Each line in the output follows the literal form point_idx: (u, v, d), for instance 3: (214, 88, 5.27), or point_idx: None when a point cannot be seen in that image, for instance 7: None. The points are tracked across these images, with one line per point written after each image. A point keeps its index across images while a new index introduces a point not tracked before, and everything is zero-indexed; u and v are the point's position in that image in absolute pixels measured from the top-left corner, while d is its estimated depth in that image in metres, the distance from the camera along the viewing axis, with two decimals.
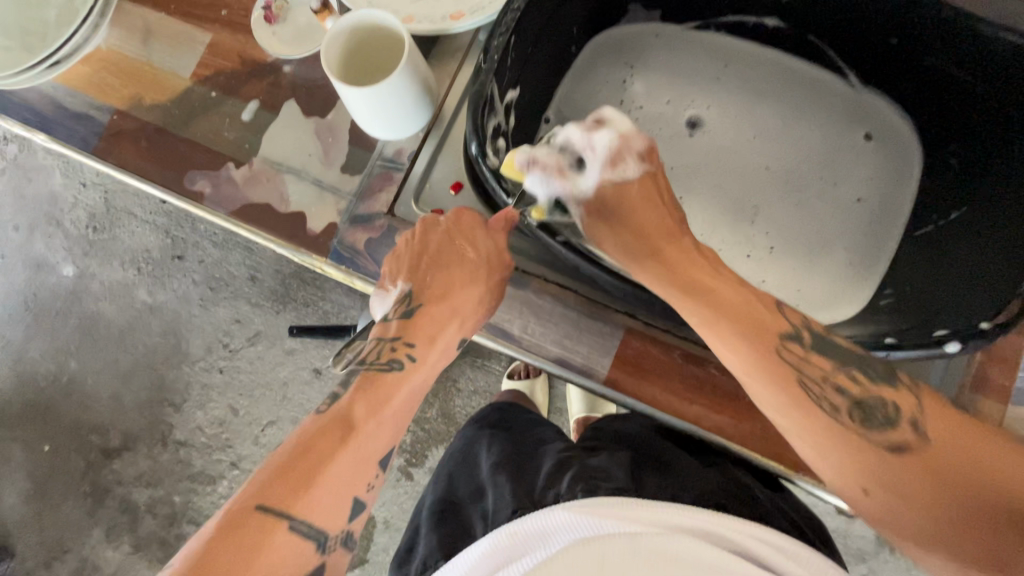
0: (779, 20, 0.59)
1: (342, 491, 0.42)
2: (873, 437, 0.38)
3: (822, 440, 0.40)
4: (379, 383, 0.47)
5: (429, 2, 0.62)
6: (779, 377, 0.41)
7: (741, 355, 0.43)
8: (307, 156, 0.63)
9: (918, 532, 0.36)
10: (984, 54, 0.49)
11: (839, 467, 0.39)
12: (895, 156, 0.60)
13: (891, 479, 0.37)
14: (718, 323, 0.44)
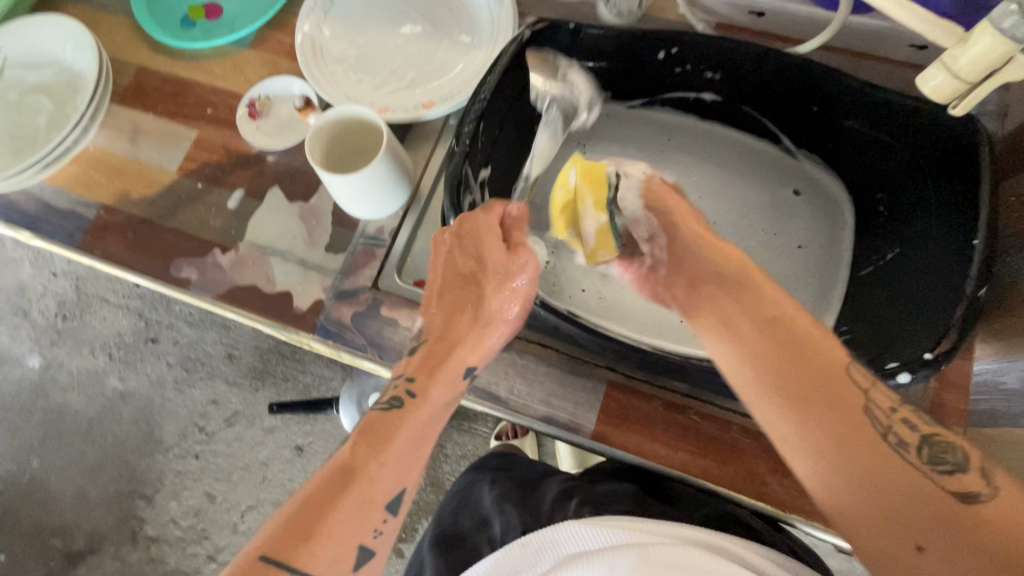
0: (715, 94, 0.67)
1: (352, 520, 0.42)
2: (935, 479, 0.36)
3: (873, 476, 0.37)
4: (381, 430, 0.47)
5: (403, 95, 0.69)
6: (829, 406, 0.39)
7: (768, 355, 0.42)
8: (292, 238, 0.66)
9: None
10: (893, 114, 0.57)
11: (873, 503, 0.37)
12: (823, 207, 0.66)
13: (942, 525, 0.35)
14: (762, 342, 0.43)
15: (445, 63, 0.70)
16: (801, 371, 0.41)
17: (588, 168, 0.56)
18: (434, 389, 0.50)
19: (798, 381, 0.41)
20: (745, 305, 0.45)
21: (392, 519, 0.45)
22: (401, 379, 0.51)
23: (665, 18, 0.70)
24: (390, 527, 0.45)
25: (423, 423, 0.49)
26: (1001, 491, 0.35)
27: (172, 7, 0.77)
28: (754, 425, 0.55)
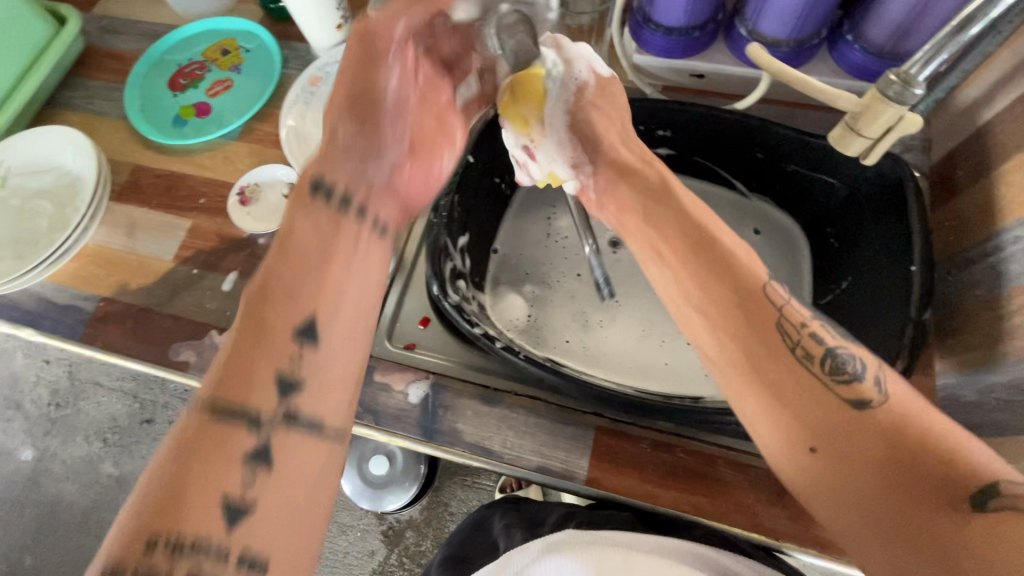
0: (669, 149, 0.73)
1: (292, 308, 0.39)
2: (837, 390, 0.41)
3: (782, 386, 0.43)
4: (228, 389, 0.36)
5: None
6: (755, 318, 0.44)
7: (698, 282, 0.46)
8: None
9: (855, 488, 0.40)
10: (828, 156, 0.62)
11: (786, 421, 0.42)
12: (781, 242, 0.71)
13: (840, 437, 0.40)
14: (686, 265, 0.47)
15: None
16: (720, 291, 0.45)
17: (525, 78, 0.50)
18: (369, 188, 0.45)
19: (731, 319, 0.45)
20: (674, 223, 0.48)
21: (311, 348, 0.39)
22: (339, 179, 0.43)
23: None
24: (325, 393, 0.39)
25: (366, 202, 0.44)
26: (889, 398, 0.40)
27: (165, 109, 0.83)
28: (738, 457, 0.57)
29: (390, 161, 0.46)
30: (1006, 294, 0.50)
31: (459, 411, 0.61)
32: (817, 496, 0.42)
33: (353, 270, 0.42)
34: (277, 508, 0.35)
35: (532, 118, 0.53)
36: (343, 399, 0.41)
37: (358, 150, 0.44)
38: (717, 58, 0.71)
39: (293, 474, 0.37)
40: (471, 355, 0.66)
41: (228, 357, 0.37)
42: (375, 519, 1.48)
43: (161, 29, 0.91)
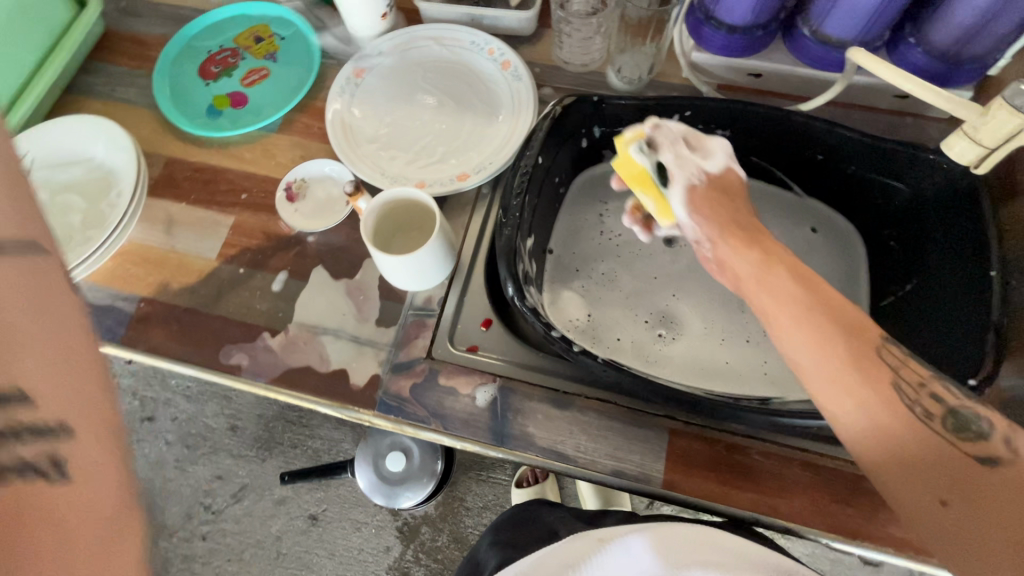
0: (726, 148, 0.73)
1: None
2: (961, 447, 0.40)
3: (891, 434, 0.41)
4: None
5: (436, 169, 0.72)
6: (878, 372, 0.42)
7: (815, 335, 0.43)
8: (341, 315, 0.67)
9: (954, 520, 0.39)
10: (895, 158, 0.62)
11: (883, 450, 0.42)
12: (839, 242, 0.71)
13: (948, 477, 0.40)
14: (806, 311, 0.44)
15: (473, 135, 0.74)
16: (805, 348, 0.44)
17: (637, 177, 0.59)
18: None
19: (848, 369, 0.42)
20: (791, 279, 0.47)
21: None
22: None
23: (669, 82, 0.76)
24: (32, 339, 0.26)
25: None
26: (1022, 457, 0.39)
27: (198, 100, 0.79)
28: (812, 458, 0.57)
29: None
30: None
31: (530, 415, 0.61)
32: (914, 516, 0.41)
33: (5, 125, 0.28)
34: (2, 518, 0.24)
35: (649, 203, 0.60)
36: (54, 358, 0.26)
37: None
38: (776, 57, 0.71)
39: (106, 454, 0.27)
40: (538, 357, 0.64)
41: None
42: (389, 514, 1.45)
43: (187, 13, 0.86)
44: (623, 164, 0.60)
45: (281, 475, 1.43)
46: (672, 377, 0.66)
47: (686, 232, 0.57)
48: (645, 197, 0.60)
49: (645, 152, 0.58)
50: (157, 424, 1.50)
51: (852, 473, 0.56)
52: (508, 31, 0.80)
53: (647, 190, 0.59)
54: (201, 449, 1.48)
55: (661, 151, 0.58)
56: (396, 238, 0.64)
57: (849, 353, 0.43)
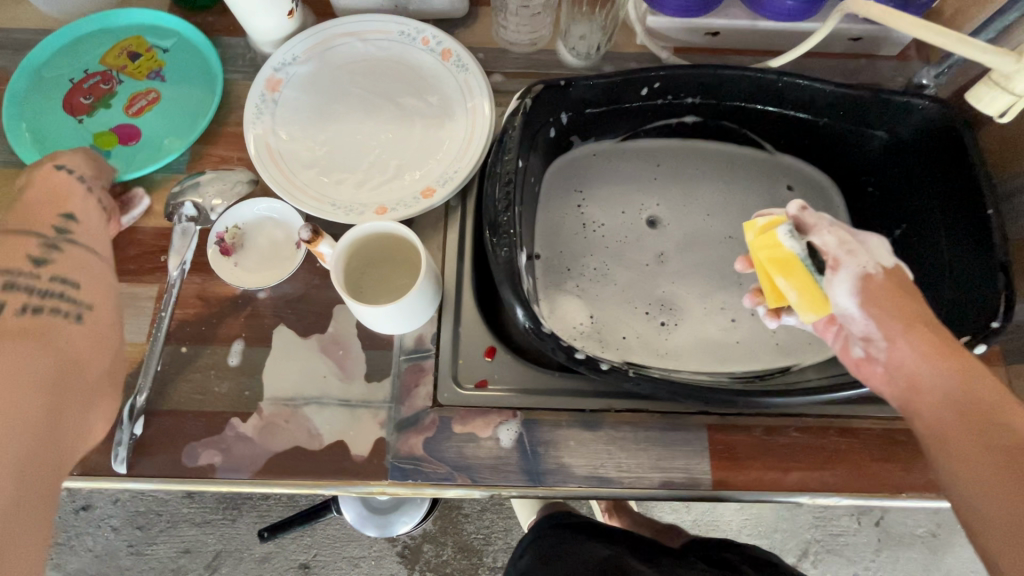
0: (697, 116, 0.69)
1: None
2: None
3: (977, 439, 0.41)
4: None
5: (395, 188, 0.63)
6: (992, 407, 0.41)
7: (931, 349, 0.45)
8: (322, 379, 0.57)
9: (1011, 500, 0.38)
10: (870, 106, 0.61)
11: (946, 409, 0.43)
12: (817, 195, 0.71)
13: (1011, 452, 0.39)
14: (929, 340, 0.45)
15: (427, 142, 0.65)
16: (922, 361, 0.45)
17: (778, 259, 0.50)
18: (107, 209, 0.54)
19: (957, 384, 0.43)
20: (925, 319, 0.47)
21: None
22: None
23: (625, 52, 0.71)
24: None
25: None
26: None
27: (69, 142, 0.63)
28: (847, 422, 0.57)
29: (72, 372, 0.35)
30: None
31: (562, 444, 0.56)
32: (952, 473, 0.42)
33: None
34: None
35: (791, 294, 0.51)
36: None
37: None
38: (733, 12, 0.66)
39: None
40: (554, 377, 0.59)
41: None
42: (387, 542, 1.36)
43: (25, 37, 0.68)
44: (766, 245, 0.51)
45: (261, 531, 1.25)
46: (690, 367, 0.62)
47: (849, 324, 0.48)
48: (787, 285, 0.51)
49: (800, 241, 0.50)
50: (98, 513, 1.31)
51: (884, 429, 0.57)
52: (439, 14, 0.70)
53: (790, 278, 0.50)
54: (157, 529, 1.31)
55: (815, 232, 0.49)
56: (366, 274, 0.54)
57: (937, 343, 0.45)
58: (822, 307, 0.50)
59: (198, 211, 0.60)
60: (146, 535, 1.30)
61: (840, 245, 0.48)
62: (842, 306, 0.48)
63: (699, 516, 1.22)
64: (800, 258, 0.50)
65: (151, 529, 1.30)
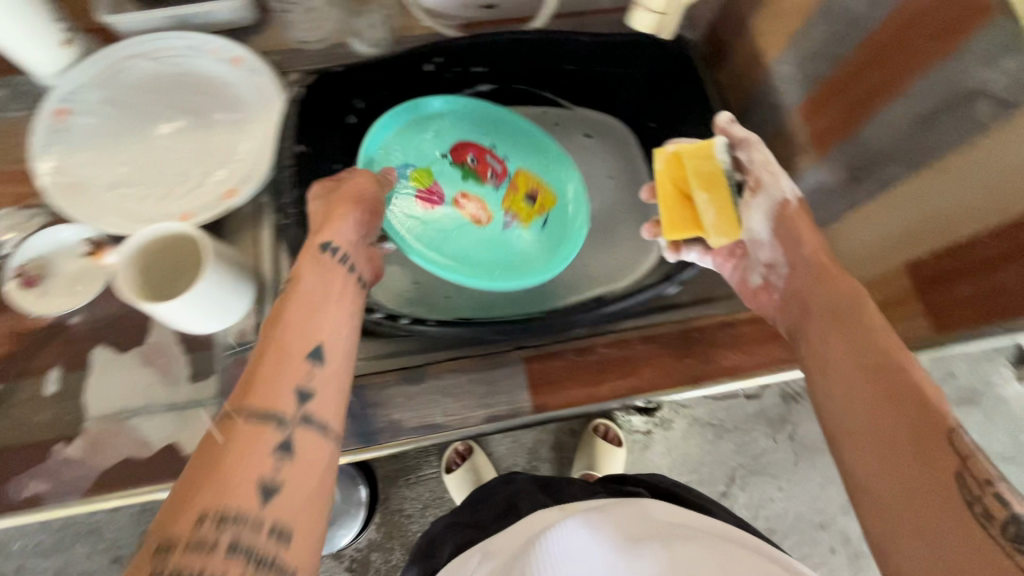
0: (489, 83, 0.74)
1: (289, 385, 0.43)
2: (910, 408, 0.39)
3: (850, 351, 0.44)
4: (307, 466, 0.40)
5: (199, 194, 0.64)
6: (863, 332, 0.44)
7: (818, 281, 0.49)
8: (146, 388, 0.58)
9: (869, 409, 0.41)
10: (624, 48, 0.68)
11: (825, 323, 0.47)
12: (614, 138, 0.76)
13: (875, 366, 0.42)
14: (816, 274, 0.50)
15: (227, 146, 0.67)
16: (812, 292, 0.49)
17: (709, 174, 0.54)
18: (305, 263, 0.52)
19: (834, 312, 0.47)
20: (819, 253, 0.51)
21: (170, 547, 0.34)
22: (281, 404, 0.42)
23: (413, 35, 0.75)
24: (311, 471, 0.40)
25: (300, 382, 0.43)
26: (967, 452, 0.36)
27: None
28: (646, 331, 0.63)
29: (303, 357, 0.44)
30: (789, 120, 0.61)
31: (390, 402, 0.59)
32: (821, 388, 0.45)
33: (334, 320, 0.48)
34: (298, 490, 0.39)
35: (708, 215, 0.53)
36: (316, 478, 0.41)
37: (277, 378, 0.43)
38: None
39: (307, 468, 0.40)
40: (379, 343, 0.62)
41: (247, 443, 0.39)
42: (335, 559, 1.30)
43: None
44: (699, 156, 0.55)
45: None
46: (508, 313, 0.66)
47: (756, 247, 0.54)
48: (706, 201, 0.54)
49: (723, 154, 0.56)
50: None
51: (680, 330, 0.63)
52: (228, 25, 0.72)
53: (713, 195, 0.54)
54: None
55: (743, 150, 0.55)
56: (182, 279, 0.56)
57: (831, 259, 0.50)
58: (731, 232, 0.54)
59: None
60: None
61: (764, 166, 0.54)
62: (757, 231, 0.54)
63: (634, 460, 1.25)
64: (728, 175, 0.55)
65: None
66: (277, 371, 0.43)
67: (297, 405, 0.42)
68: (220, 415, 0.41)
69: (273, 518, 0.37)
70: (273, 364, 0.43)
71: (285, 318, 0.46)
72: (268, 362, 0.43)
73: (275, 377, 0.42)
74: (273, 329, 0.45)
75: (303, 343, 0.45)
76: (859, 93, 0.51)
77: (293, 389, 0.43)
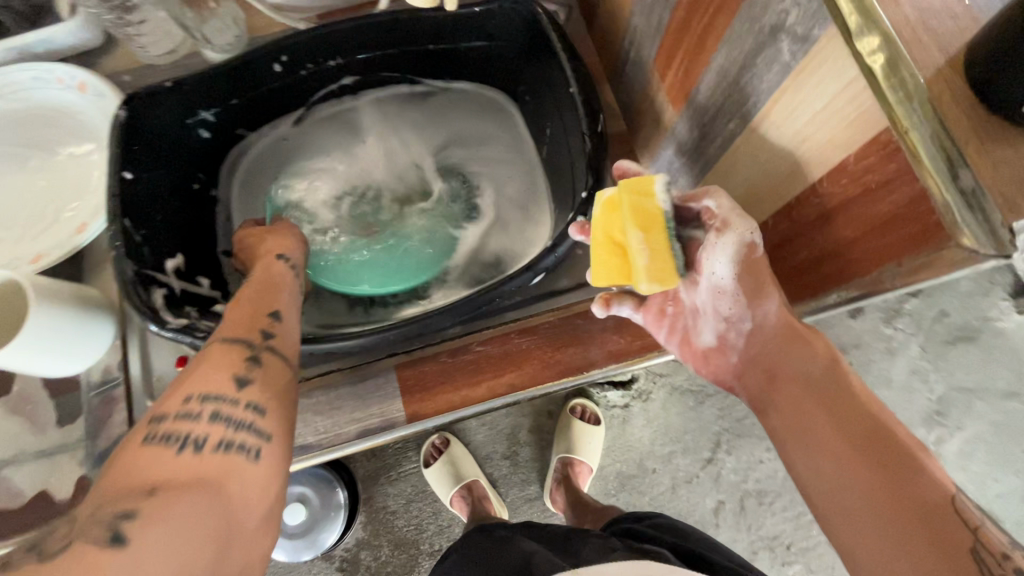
0: (350, 75, 0.69)
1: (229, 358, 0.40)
2: (925, 505, 0.35)
3: (838, 429, 0.39)
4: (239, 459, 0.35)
5: (53, 231, 0.62)
6: (859, 411, 0.39)
7: (794, 350, 0.44)
8: (15, 438, 0.57)
9: (871, 505, 0.36)
10: (477, 20, 0.62)
11: (811, 395, 0.42)
12: (498, 117, 0.72)
13: (883, 454, 0.37)
14: (790, 334, 0.44)
15: (82, 178, 0.65)
16: (793, 357, 0.44)
17: (640, 209, 0.41)
18: (249, 292, 0.47)
19: (825, 390, 0.41)
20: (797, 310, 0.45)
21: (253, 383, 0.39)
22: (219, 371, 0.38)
23: (268, 34, 0.71)
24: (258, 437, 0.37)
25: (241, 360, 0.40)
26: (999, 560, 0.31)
27: None
28: (525, 323, 0.59)
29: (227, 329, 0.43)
30: (650, 77, 0.56)
31: None
32: (802, 466, 0.41)
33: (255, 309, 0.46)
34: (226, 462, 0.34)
35: (640, 255, 0.42)
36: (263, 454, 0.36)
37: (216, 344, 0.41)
38: None
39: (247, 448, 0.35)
40: None
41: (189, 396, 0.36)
42: (323, 560, 1.07)
43: None
44: (636, 189, 0.42)
45: None
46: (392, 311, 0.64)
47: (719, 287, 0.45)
48: (640, 243, 0.42)
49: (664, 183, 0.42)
50: None
51: (561, 318, 0.59)
52: (74, 49, 0.70)
53: (649, 236, 0.42)
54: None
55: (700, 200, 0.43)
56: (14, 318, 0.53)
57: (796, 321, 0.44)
58: (668, 280, 0.42)
59: None
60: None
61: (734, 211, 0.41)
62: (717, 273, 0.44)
63: (654, 427, 1.02)
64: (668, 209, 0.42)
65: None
66: (213, 401, 0.36)
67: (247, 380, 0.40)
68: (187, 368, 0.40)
69: (200, 519, 0.31)
70: (207, 372, 0.38)
71: (192, 370, 0.38)
72: (214, 377, 0.38)
73: (201, 411, 0.35)
74: (183, 378, 0.38)
75: (243, 333, 0.42)
76: (690, 44, 0.45)
77: (231, 407, 0.36)
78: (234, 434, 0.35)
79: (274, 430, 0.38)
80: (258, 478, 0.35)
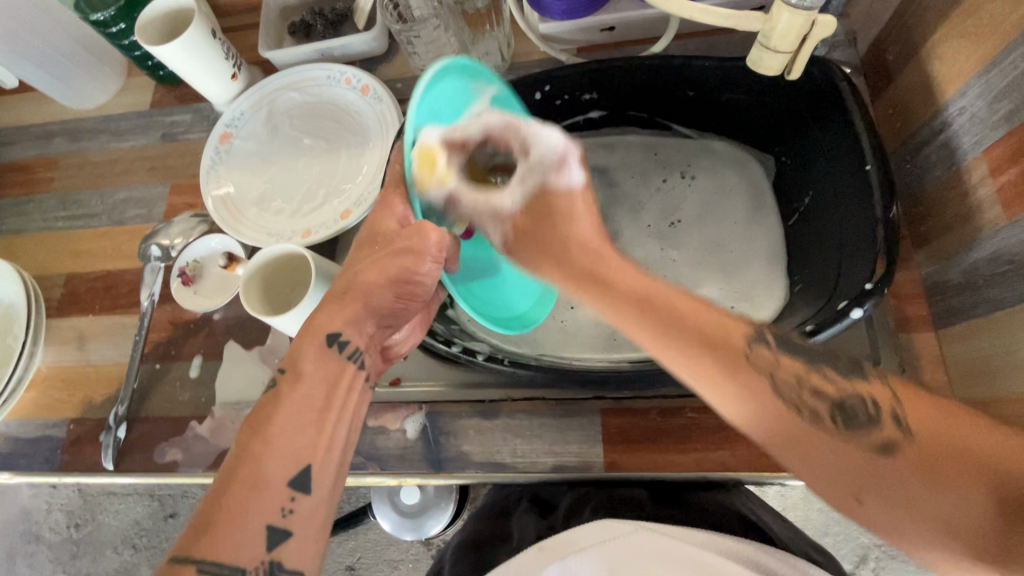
0: (601, 110, 0.68)
1: (284, 459, 0.41)
2: (1011, 473, 0.30)
3: (887, 441, 0.34)
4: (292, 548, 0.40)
5: (321, 213, 0.71)
6: (922, 415, 0.34)
7: (728, 392, 0.38)
8: (260, 384, 0.66)
9: (942, 487, 0.32)
10: (755, 76, 0.60)
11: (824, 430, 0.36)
12: (741, 172, 0.68)
13: (932, 438, 0.33)
14: (692, 359, 0.38)
15: (349, 169, 0.73)
16: (757, 408, 0.38)
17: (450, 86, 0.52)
18: (308, 362, 0.45)
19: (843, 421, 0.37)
20: (727, 369, 0.38)
21: (303, 495, 0.41)
22: (276, 452, 0.41)
23: (530, 60, 0.75)
24: (308, 528, 0.41)
25: (292, 451, 0.42)
26: None
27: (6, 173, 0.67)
28: None
29: (317, 378, 0.45)
30: (965, 168, 0.49)
31: (462, 433, 0.60)
32: (820, 466, 0.37)
33: (301, 376, 0.45)
34: (298, 530, 0.41)
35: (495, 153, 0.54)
36: (308, 534, 0.41)
37: (299, 409, 0.43)
38: (623, 5, 0.66)
39: (302, 537, 0.41)
40: (461, 372, 0.62)
41: (237, 480, 0.40)
42: (422, 544, 1.10)
43: (56, 126, 0.86)
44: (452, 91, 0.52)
45: None
46: (589, 343, 0.63)
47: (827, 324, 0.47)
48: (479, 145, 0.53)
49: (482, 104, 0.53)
50: None
51: None
52: (362, 55, 0.79)
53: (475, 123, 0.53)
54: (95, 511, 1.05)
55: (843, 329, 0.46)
56: (292, 289, 0.62)
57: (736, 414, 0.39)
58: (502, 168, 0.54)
59: (163, 250, 0.73)
60: (77, 553, 1.05)
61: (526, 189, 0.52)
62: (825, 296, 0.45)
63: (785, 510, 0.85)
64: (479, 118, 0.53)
65: (88, 530, 1.04)
66: (241, 510, 0.39)
67: (302, 445, 0.42)
68: (243, 442, 0.42)
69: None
70: (280, 444, 0.41)
71: (256, 445, 0.41)
72: (235, 491, 0.39)
73: (238, 516, 0.39)
74: (251, 439, 0.41)
75: (283, 473, 0.41)
76: None
77: (281, 486, 0.41)
78: (283, 518, 0.40)
79: (313, 507, 0.42)
80: (299, 559, 0.40)
